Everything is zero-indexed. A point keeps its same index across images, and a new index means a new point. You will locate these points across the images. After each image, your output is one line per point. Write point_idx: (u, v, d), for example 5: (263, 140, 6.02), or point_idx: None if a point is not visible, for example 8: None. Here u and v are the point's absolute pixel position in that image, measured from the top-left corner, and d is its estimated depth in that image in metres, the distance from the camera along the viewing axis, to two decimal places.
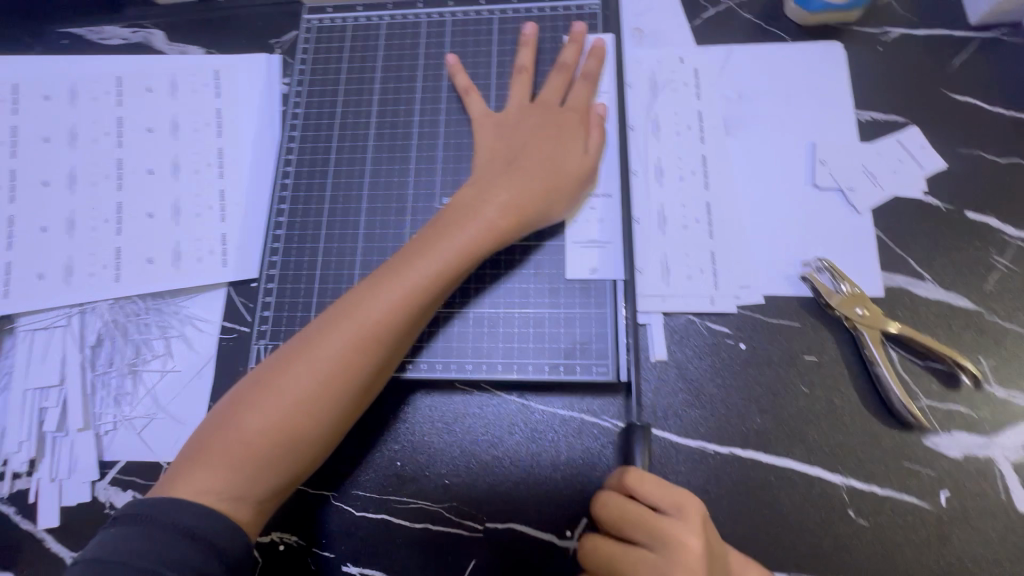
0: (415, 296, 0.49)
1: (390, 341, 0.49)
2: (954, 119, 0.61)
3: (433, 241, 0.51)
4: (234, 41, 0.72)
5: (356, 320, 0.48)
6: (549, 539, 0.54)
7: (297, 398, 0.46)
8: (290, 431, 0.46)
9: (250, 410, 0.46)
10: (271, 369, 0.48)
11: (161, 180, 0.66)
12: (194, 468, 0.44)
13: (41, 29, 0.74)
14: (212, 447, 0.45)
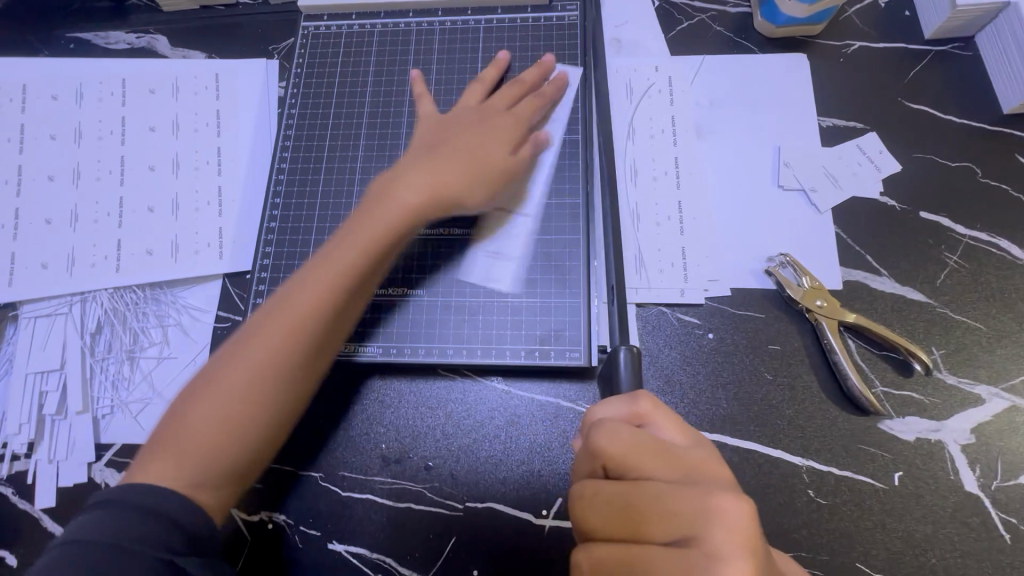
0: (348, 273, 0.51)
1: (336, 314, 0.50)
2: (909, 126, 0.66)
3: (367, 224, 0.53)
4: (235, 47, 0.76)
5: (293, 302, 0.49)
6: (526, 518, 0.57)
7: (245, 382, 0.47)
8: (242, 413, 0.47)
9: (202, 402, 0.47)
10: (215, 362, 0.48)
11: (162, 177, 0.69)
12: (154, 467, 0.45)
13: (50, 33, 0.77)
14: (166, 443, 0.46)
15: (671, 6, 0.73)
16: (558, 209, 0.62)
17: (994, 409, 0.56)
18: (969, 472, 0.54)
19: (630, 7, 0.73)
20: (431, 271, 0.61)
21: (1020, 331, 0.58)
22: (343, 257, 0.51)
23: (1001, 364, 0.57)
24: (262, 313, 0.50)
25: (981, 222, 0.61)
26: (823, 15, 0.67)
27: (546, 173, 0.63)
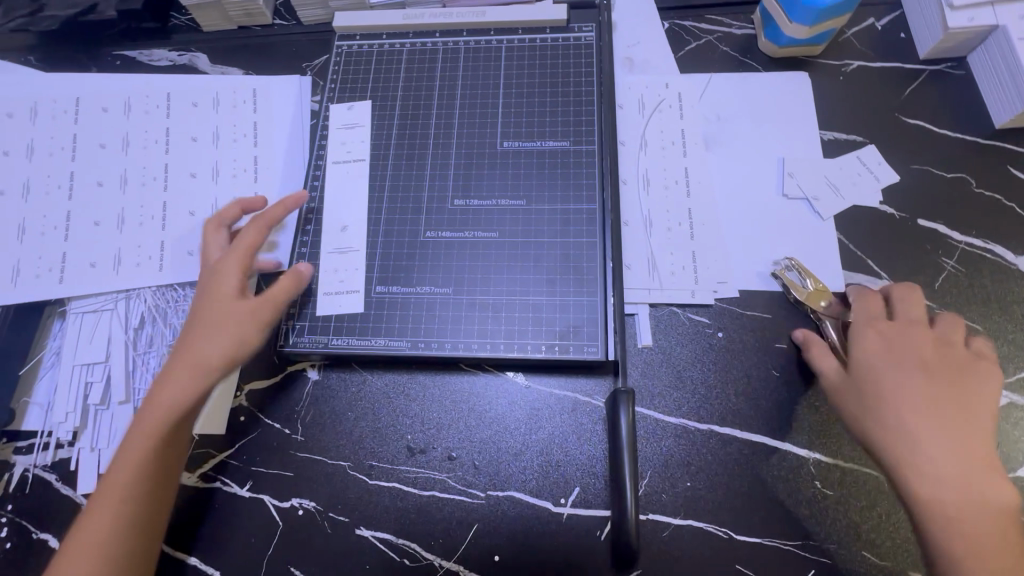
0: (152, 440, 0.55)
1: (138, 506, 0.54)
2: (907, 139, 0.70)
3: (200, 333, 0.58)
4: (271, 64, 0.81)
5: (131, 447, 0.55)
6: (545, 507, 0.59)
7: (104, 525, 0.53)
8: (114, 535, 0.53)
9: (96, 531, 0.53)
10: (105, 503, 0.54)
11: (202, 183, 0.74)
12: (70, 571, 0.52)
13: (98, 51, 0.83)
14: (70, 574, 0.52)
15: (680, 28, 0.78)
16: (575, 215, 0.66)
17: None
18: None
19: (642, 28, 0.78)
20: (457, 272, 0.65)
21: (1016, 331, 0.61)
22: (217, 328, 0.58)
23: (998, 362, 0.60)
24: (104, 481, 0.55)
25: (976, 229, 0.65)
26: (823, 36, 0.71)
27: (563, 181, 0.67)
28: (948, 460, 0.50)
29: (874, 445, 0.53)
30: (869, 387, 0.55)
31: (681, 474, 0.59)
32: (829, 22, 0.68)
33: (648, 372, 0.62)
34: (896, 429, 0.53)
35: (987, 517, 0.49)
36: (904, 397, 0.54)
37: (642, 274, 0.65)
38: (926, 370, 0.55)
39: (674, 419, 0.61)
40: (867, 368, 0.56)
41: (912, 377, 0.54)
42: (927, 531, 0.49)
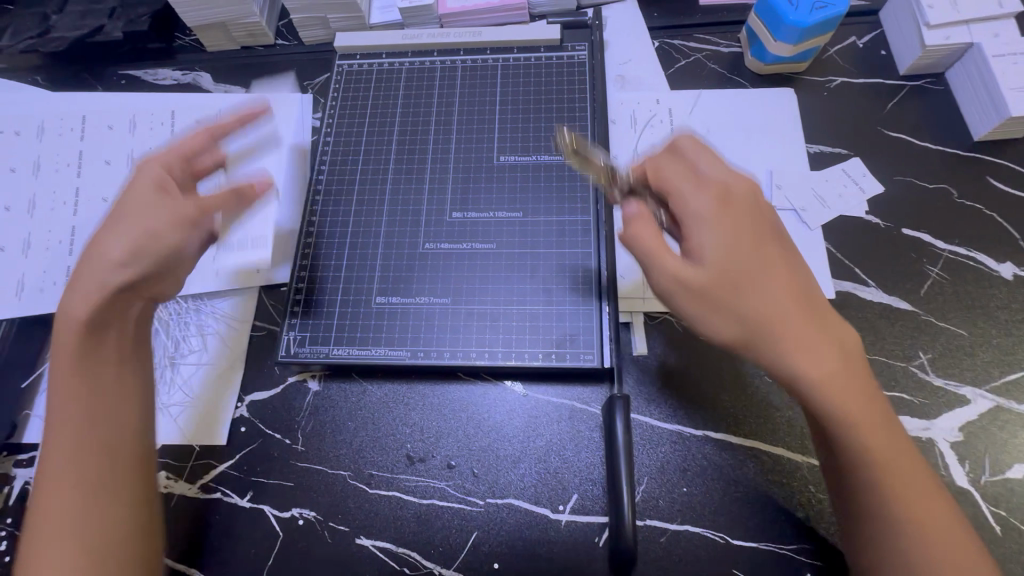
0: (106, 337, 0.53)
1: (100, 412, 0.51)
2: (890, 151, 0.72)
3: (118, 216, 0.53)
4: (274, 83, 0.84)
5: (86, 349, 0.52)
6: (544, 513, 0.60)
7: (71, 446, 0.49)
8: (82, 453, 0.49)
9: (61, 455, 0.49)
10: (63, 429, 0.50)
11: (205, 198, 0.75)
12: (47, 528, 0.48)
13: (104, 71, 0.85)
14: (52, 507, 0.48)
15: (670, 47, 0.81)
16: (570, 226, 0.68)
17: (980, 409, 0.60)
18: (959, 467, 0.58)
19: (633, 47, 0.81)
20: (455, 283, 0.66)
21: (1000, 336, 0.62)
22: (153, 207, 0.53)
23: (984, 367, 0.61)
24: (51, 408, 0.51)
25: (958, 237, 0.67)
26: (806, 54, 0.74)
27: (558, 194, 0.69)
28: (838, 374, 0.46)
29: (733, 326, 0.47)
30: (717, 285, 0.47)
31: (678, 480, 0.60)
32: (812, 41, 0.71)
33: (643, 379, 0.64)
34: (763, 310, 0.46)
35: (896, 435, 0.46)
36: (766, 279, 0.48)
37: (637, 284, 0.67)
38: (743, 236, 0.49)
39: (670, 425, 0.62)
40: (728, 263, 0.48)
41: (723, 257, 0.48)
42: (855, 473, 0.46)
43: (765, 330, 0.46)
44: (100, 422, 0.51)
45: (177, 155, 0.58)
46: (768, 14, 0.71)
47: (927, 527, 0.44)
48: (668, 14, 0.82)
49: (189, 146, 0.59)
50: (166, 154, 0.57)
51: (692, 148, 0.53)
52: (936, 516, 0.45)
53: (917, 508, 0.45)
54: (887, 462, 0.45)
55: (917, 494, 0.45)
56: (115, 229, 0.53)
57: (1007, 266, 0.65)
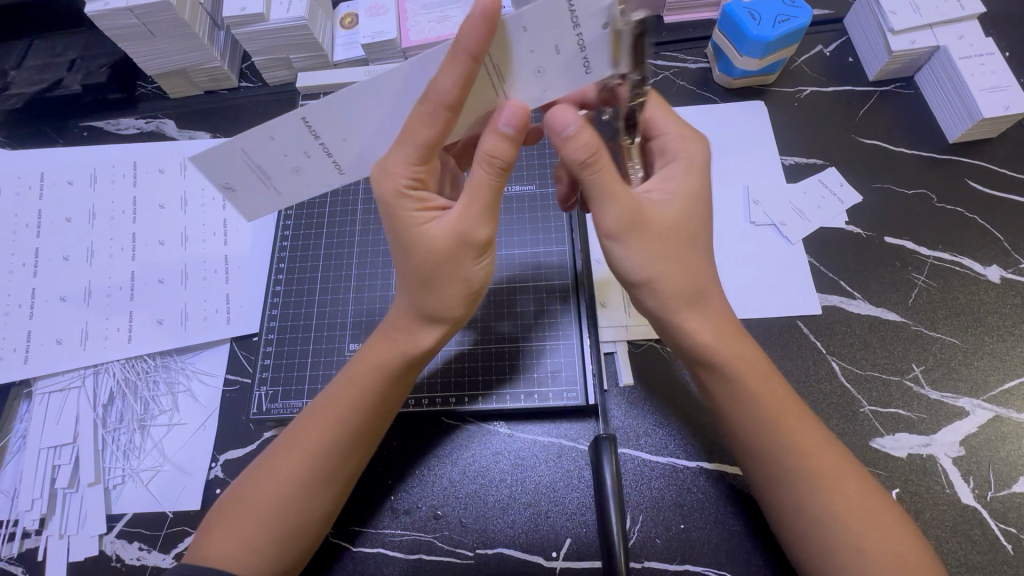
0: (385, 375, 0.52)
1: (359, 431, 0.52)
2: (865, 160, 0.71)
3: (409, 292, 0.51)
4: (238, 127, 0.82)
5: (366, 372, 0.53)
6: (537, 561, 0.57)
7: (305, 452, 0.51)
8: (310, 457, 0.51)
9: (293, 453, 0.51)
10: (306, 440, 0.52)
11: (171, 250, 0.73)
12: (234, 522, 0.50)
13: (64, 124, 0.83)
14: (263, 498, 0.50)
15: None
16: (546, 258, 0.66)
17: (979, 420, 0.58)
18: (963, 484, 0.55)
19: None
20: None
21: (994, 343, 0.61)
22: (463, 272, 0.49)
23: (980, 376, 0.59)
24: (309, 421, 0.53)
25: (942, 243, 0.66)
26: (773, 67, 0.73)
27: (532, 226, 0.68)
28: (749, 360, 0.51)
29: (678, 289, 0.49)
30: (669, 245, 0.49)
31: (674, 517, 0.57)
32: (777, 53, 0.71)
33: (632, 411, 0.61)
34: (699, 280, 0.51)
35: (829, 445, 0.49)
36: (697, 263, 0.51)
37: (619, 312, 0.65)
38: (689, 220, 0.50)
39: (663, 459, 0.59)
40: (688, 207, 0.50)
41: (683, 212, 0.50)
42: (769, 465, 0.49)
43: (704, 307, 0.50)
44: (371, 437, 0.54)
45: (417, 148, 0.45)
46: (730, 29, 0.70)
47: (863, 521, 0.46)
48: None
49: (439, 138, 0.45)
50: (468, 210, 0.47)
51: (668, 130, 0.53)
52: (861, 498, 0.47)
53: (848, 502, 0.46)
54: (819, 464, 0.47)
55: (851, 489, 0.47)
56: (410, 293, 0.51)
57: (993, 269, 0.64)
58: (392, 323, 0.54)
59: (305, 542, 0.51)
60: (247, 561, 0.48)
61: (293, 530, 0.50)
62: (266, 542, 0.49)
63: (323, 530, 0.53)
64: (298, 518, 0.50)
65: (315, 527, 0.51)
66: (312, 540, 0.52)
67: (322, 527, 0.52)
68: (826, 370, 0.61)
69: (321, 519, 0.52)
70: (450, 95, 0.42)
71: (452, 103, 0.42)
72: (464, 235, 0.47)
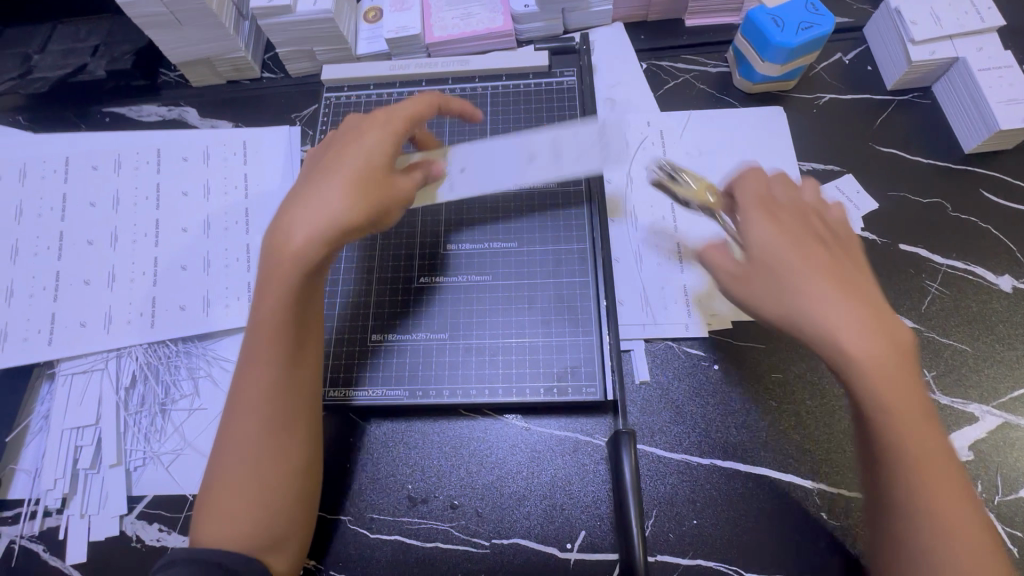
0: (290, 293, 0.52)
1: (280, 360, 0.52)
2: (882, 168, 0.72)
3: (308, 218, 0.52)
4: (261, 117, 0.83)
5: (268, 302, 0.52)
6: (551, 552, 0.58)
7: (249, 405, 0.52)
8: (254, 417, 0.52)
9: (242, 413, 0.52)
10: (245, 396, 0.52)
11: (193, 238, 0.74)
12: (215, 510, 0.50)
13: (87, 109, 0.84)
14: (236, 471, 0.51)
15: (658, 68, 0.81)
16: (567, 255, 0.67)
17: (988, 426, 0.59)
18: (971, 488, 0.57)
19: (621, 70, 0.81)
20: (449, 318, 0.65)
21: (1005, 351, 0.62)
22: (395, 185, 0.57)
23: (990, 383, 0.61)
24: (243, 378, 0.53)
25: (956, 251, 0.67)
26: (794, 73, 0.74)
27: (553, 223, 0.68)
28: (880, 353, 0.43)
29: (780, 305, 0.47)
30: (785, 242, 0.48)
31: (687, 512, 0.58)
32: (800, 59, 0.71)
33: (648, 408, 0.62)
34: (829, 324, 0.45)
35: (933, 439, 0.43)
36: (811, 275, 0.46)
37: (637, 310, 0.66)
38: (800, 255, 0.48)
39: (676, 455, 0.60)
40: (771, 255, 0.48)
41: (765, 248, 0.49)
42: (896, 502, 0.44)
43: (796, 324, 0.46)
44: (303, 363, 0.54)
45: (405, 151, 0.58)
46: (753, 35, 0.71)
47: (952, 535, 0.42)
48: (654, 36, 0.82)
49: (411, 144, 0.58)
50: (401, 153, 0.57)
51: (742, 173, 0.54)
52: (949, 487, 0.43)
53: (961, 529, 0.42)
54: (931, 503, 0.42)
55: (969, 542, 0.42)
56: (320, 220, 0.51)
57: (1006, 279, 0.65)
58: (287, 239, 0.51)
59: (282, 502, 0.52)
60: (241, 534, 0.50)
61: (264, 493, 0.51)
62: (249, 512, 0.50)
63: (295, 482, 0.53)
64: (273, 479, 0.52)
65: (286, 483, 0.52)
66: (287, 496, 0.52)
67: (291, 478, 0.53)
68: None
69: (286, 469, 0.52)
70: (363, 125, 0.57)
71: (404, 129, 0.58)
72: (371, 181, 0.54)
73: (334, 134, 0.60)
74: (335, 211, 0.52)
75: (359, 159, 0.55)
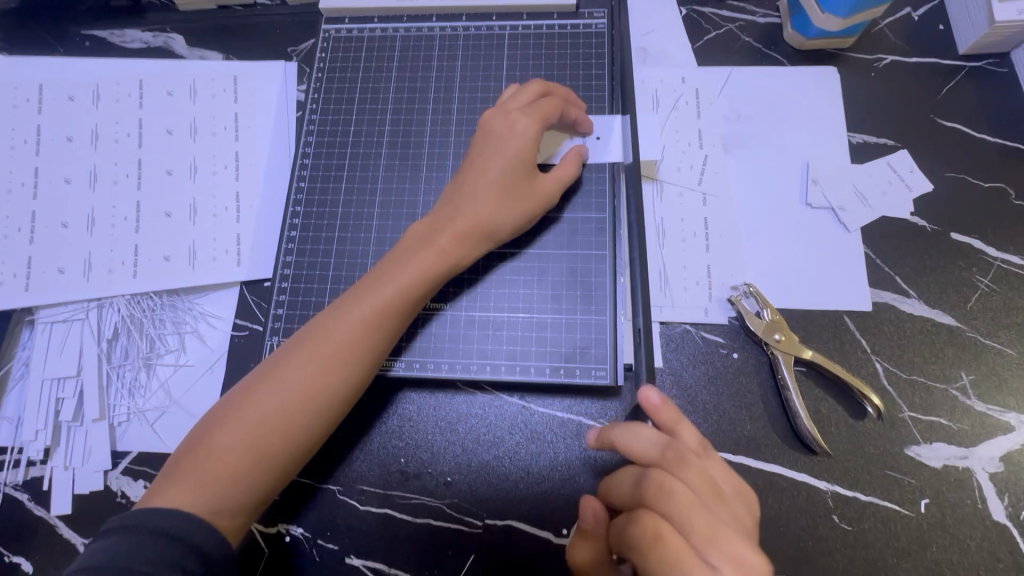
0: (424, 279, 0.53)
1: (386, 334, 0.52)
2: (942, 145, 0.64)
3: (464, 216, 0.55)
4: (254, 49, 0.75)
5: (400, 275, 0.53)
6: (547, 537, 0.56)
7: (317, 355, 0.50)
8: (328, 360, 0.50)
9: (305, 358, 0.50)
10: (320, 344, 0.51)
11: (179, 182, 0.68)
12: (234, 435, 0.48)
13: (63, 30, 0.76)
14: (266, 413, 0.49)
15: (699, 15, 0.71)
16: (584, 221, 0.60)
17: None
18: (997, 501, 0.53)
19: (657, 16, 0.72)
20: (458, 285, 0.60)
21: None
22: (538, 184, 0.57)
23: None
24: (329, 326, 0.51)
25: (1014, 244, 0.60)
26: (855, 29, 0.65)
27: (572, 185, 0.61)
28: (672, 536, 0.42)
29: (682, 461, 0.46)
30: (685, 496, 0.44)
31: None
32: (866, 13, 0.62)
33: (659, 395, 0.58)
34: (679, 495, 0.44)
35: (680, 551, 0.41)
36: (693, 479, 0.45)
37: (655, 290, 0.61)
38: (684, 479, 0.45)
39: None
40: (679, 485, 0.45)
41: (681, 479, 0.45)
42: None
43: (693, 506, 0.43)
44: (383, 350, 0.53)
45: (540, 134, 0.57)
46: None
47: None
48: None
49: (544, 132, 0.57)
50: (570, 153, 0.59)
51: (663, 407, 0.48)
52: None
53: None
54: None
55: None
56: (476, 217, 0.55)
57: None
58: (445, 230, 0.55)
59: (282, 470, 0.49)
60: (239, 475, 0.47)
61: (277, 454, 0.49)
62: (249, 468, 0.48)
63: (309, 454, 0.51)
64: (303, 435, 0.49)
65: (300, 452, 0.50)
66: (294, 464, 0.50)
67: (309, 450, 0.50)
68: (868, 371, 0.57)
69: (310, 439, 0.50)
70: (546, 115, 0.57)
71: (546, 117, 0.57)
72: (511, 197, 0.56)
73: (481, 123, 0.59)
74: (481, 219, 0.55)
75: (513, 161, 0.56)
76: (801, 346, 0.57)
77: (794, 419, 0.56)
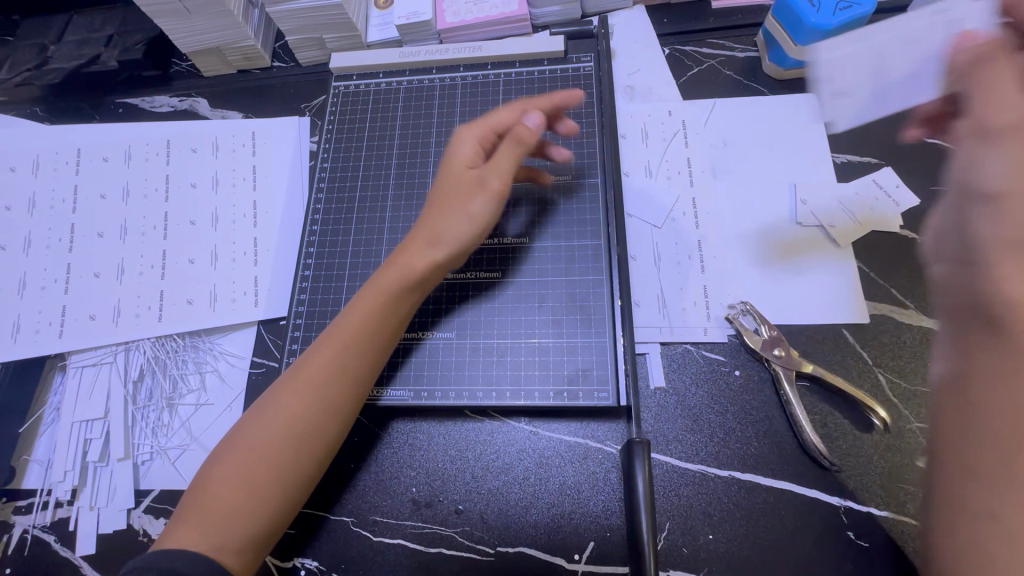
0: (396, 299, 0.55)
1: (361, 355, 0.54)
2: (925, 161, 0.66)
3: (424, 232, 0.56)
4: (271, 107, 0.81)
5: (376, 297, 0.55)
6: (558, 563, 0.56)
7: (299, 385, 0.53)
8: (310, 389, 0.52)
9: (287, 392, 0.53)
10: (301, 376, 0.53)
11: (202, 230, 0.73)
12: (230, 472, 0.50)
13: (100, 100, 0.84)
14: (256, 445, 0.51)
15: (681, 54, 0.76)
16: (581, 248, 0.63)
17: None
18: None
19: (641, 56, 0.76)
20: (438, 313, 0.63)
21: None
22: (472, 188, 0.56)
23: None
24: (308, 358, 0.54)
25: None
26: None
27: (568, 214, 0.65)
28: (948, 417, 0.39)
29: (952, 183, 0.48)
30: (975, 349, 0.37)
31: (702, 526, 0.55)
32: None
33: (663, 415, 0.59)
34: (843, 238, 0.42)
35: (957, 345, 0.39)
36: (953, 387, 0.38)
37: (653, 312, 0.63)
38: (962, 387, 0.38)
39: (692, 466, 0.57)
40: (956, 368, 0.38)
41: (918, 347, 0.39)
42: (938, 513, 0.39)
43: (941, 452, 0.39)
44: (359, 372, 0.54)
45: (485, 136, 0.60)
46: (786, 16, 0.66)
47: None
48: (678, 20, 0.78)
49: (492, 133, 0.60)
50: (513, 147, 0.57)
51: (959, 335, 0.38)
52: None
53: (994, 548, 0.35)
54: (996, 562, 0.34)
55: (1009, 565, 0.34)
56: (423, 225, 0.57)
57: None
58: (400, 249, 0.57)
59: (281, 502, 0.51)
60: (239, 511, 0.49)
61: (271, 486, 0.50)
62: (247, 501, 0.49)
63: (307, 483, 0.52)
64: (294, 464, 0.51)
65: (295, 481, 0.51)
66: (292, 494, 0.51)
67: (306, 477, 0.52)
68: (872, 383, 0.58)
69: (302, 468, 0.51)
70: (495, 120, 0.60)
71: (493, 126, 0.60)
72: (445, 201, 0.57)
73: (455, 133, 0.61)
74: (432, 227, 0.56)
75: (451, 167, 0.58)
76: (800, 361, 0.58)
77: (800, 434, 0.56)
